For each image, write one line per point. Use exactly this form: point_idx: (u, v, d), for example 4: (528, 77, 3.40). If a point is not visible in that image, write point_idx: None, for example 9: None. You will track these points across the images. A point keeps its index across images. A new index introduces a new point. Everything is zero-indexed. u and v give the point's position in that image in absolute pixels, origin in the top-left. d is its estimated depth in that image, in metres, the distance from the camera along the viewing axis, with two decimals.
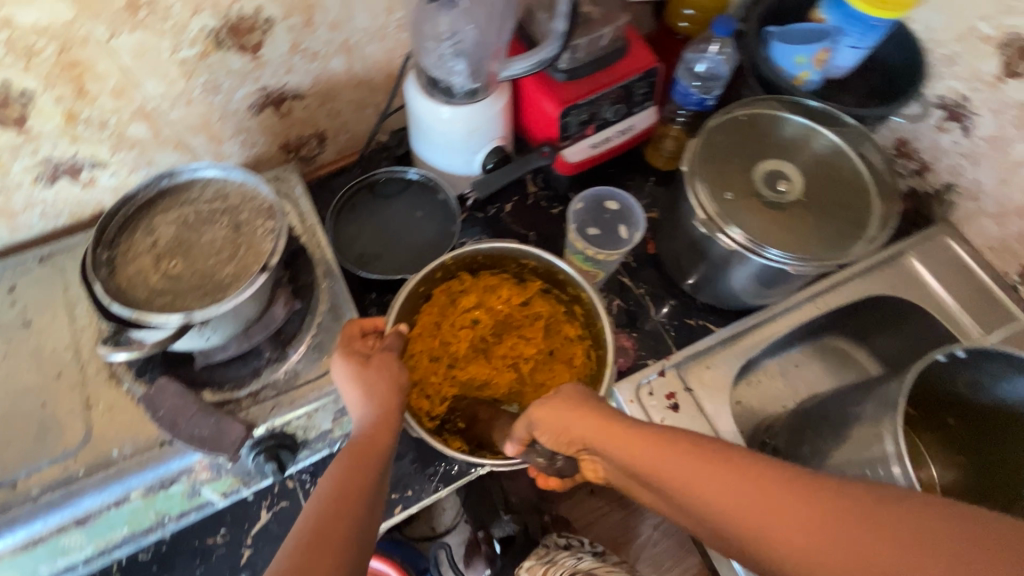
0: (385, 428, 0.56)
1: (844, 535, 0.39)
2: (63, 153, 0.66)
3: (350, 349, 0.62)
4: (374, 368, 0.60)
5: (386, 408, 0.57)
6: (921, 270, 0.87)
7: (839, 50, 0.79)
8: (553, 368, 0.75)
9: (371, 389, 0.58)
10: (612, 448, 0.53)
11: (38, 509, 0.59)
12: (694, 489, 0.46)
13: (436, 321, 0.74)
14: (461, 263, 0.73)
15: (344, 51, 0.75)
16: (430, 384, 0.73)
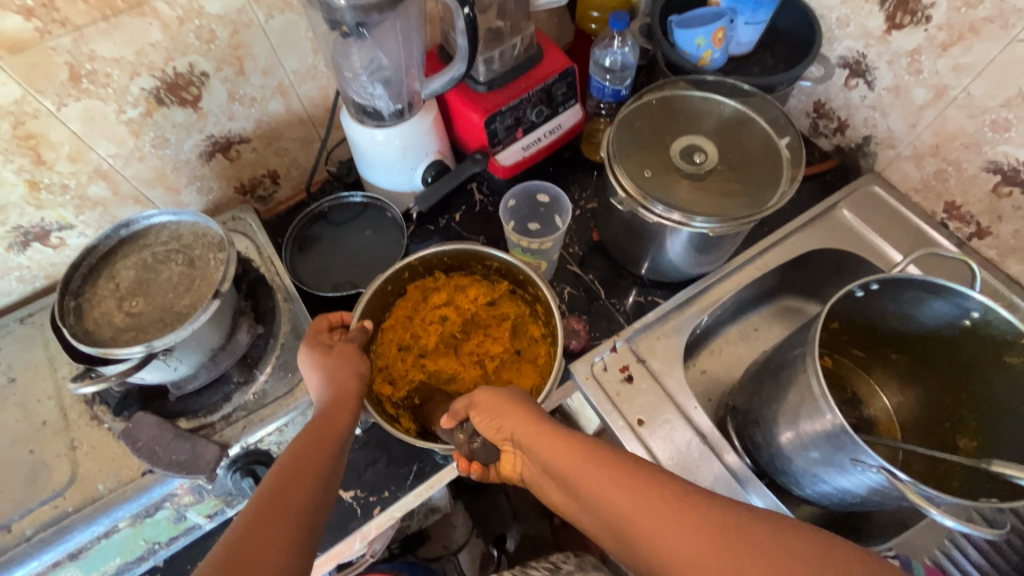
0: (345, 407, 0.60)
1: (693, 533, 0.46)
2: (31, 219, 0.73)
3: (313, 339, 0.67)
4: (334, 355, 0.64)
5: (345, 389, 0.62)
6: (854, 221, 0.90)
7: (738, 27, 0.86)
8: (520, 368, 0.79)
9: (331, 374, 0.62)
10: (533, 444, 0.59)
11: (32, 547, 0.62)
12: (609, 504, 0.51)
13: (408, 315, 0.80)
14: (429, 263, 0.79)
15: (280, 93, 0.81)
16: (396, 370, 0.77)
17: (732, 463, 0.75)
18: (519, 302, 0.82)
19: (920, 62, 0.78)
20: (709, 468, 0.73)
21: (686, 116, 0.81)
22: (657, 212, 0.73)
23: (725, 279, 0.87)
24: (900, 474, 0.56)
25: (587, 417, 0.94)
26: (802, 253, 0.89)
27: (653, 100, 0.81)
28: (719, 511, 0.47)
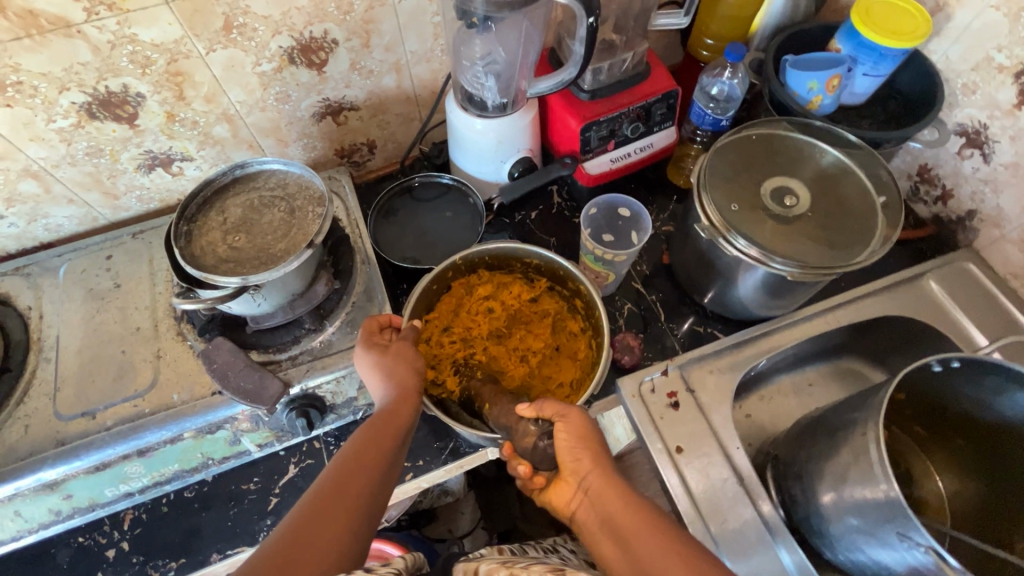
0: (403, 408, 0.64)
1: None
2: (161, 146, 0.80)
3: (374, 338, 0.70)
4: (391, 355, 0.68)
5: (403, 390, 0.65)
6: (943, 295, 0.86)
7: (855, 76, 0.84)
8: (559, 363, 0.80)
9: (390, 374, 0.66)
10: (604, 495, 0.62)
11: (110, 437, 0.69)
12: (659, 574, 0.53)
13: (453, 311, 0.81)
14: (471, 263, 0.80)
15: (395, 70, 0.86)
16: (439, 366, 0.78)
17: (766, 512, 0.73)
18: (557, 299, 0.84)
19: None
20: (741, 511, 0.73)
21: (783, 158, 0.80)
22: (737, 246, 0.73)
23: (790, 327, 0.86)
24: (952, 560, 0.54)
25: (615, 437, 0.95)
26: (878, 316, 0.86)
27: (752, 134, 0.81)
28: None
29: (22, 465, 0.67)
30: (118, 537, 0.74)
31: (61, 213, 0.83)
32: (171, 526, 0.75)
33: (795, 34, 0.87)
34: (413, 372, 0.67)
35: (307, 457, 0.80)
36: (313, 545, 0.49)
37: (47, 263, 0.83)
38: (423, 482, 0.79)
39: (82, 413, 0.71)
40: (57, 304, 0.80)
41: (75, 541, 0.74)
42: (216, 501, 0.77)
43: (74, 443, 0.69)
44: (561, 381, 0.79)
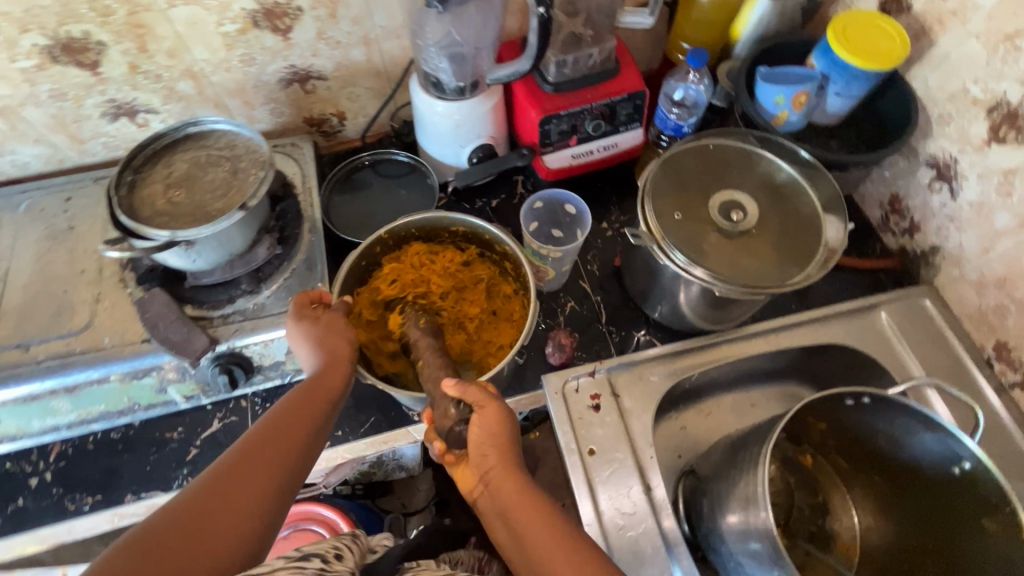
0: (334, 377, 0.66)
1: None
2: (125, 96, 0.82)
3: (308, 309, 0.70)
4: (324, 325, 0.68)
5: (336, 360, 0.66)
6: (891, 328, 0.84)
7: (826, 95, 0.81)
8: (498, 327, 0.80)
9: (323, 343, 0.67)
10: (505, 488, 0.60)
11: (38, 370, 0.72)
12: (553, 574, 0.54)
13: (386, 285, 0.80)
14: (398, 237, 0.80)
15: (363, 43, 0.86)
16: (373, 345, 0.78)
17: (667, 527, 0.73)
18: (490, 264, 0.83)
19: (1012, 185, 0.72)
20: (642, 519, 0.73)
21: (737, 170, 0.78)
22: (671, 257, 0.71)
23: (730, 343, 0.84)
24: None
25: None
26: (821, 343, 0.84)
27: (709, 144, 0.79)
28: None
29: None
30: (43, 467, 0.77)
31: (27, 151, 0.86)
32: (94, 464, 0.78)
33: (772, 46, 0.85)
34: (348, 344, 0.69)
35: (232, 414, 0.82)
36: (225, 508, 0.52)
37: (10, 198, 0.86)
38: (339, 453, 0.80)
39: (17, 345, 0.74)
40: (12, 239, 0.83)
41: (2, 466, 0.77)
42: (140, 445, 0.79)
43: (5, 372, 0.72)
44: (500, 343, 0.78)
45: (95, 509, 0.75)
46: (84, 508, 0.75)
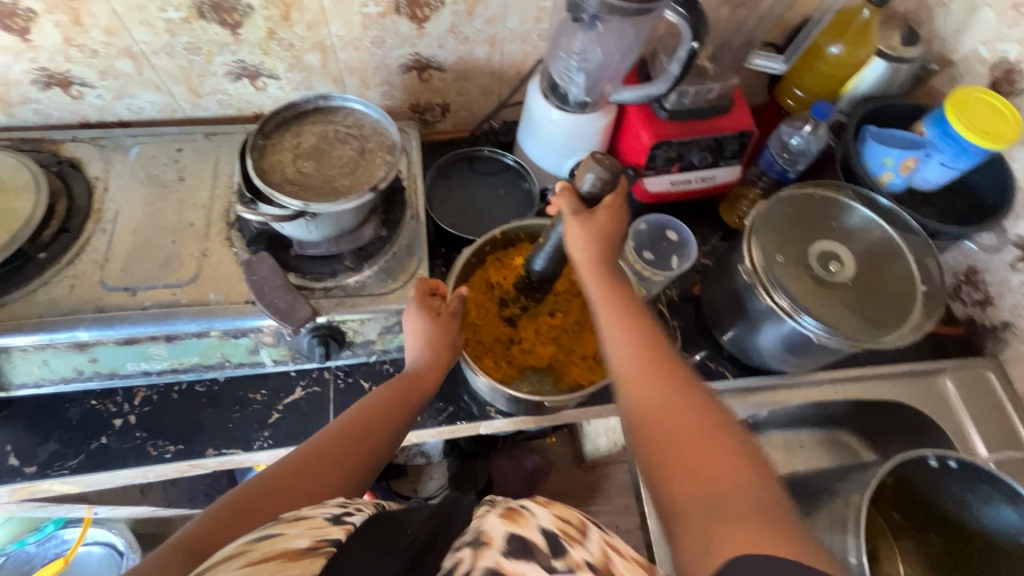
0: (430, 374, 0.70)
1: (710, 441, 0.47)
2: (254, 59, 0.83)
3: (426, 300, 0.72)
4: (440, 324, 0.71)
5: (429, 358, 0.70)
6: (956, 397, 0.88)
7: (930, 164, 0.84)
8: (581, 339, 0.82)
9: (431, 342, 0.70)
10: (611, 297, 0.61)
11: (143, 316, 0.73)
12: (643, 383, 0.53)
13: (488, 283, 0.83)
14: (507, 240, 0.83)
15: (489, 43, 0.88)
16: (472, 336, 0.80)
17: None
18: None
19: None
20: None
21: (837, 226, 0.81)
22: (772, 297, 0.73)
23: (798, 385, 0.88)
24: None
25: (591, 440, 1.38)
26: (886, 399, 0.88)
27: (813, 194, 0.82)
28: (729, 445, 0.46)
29: (62, 321, 0.72)
30: (127, 410, 0.79)
31: (145, 97, 0.87)
32: (176, 413, 0.79)
33: (883, 108, 0.88)
34: (446, 349, 0.72)
35: (314, 384, 0.84)
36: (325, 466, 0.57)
37: (122, 141, 0.87)
38: (414, 437, 0.82)
39: (124, 288, 0.75)
40: (122, 182, 0.84)
41: (88, 402, 0.78)
42: (223, 401, 0.81)
43: (112, 313, 0.73)
44: (585, 354, 0.81)
45: (176, 458, 0.76)
46: (165, 456, 0.76)
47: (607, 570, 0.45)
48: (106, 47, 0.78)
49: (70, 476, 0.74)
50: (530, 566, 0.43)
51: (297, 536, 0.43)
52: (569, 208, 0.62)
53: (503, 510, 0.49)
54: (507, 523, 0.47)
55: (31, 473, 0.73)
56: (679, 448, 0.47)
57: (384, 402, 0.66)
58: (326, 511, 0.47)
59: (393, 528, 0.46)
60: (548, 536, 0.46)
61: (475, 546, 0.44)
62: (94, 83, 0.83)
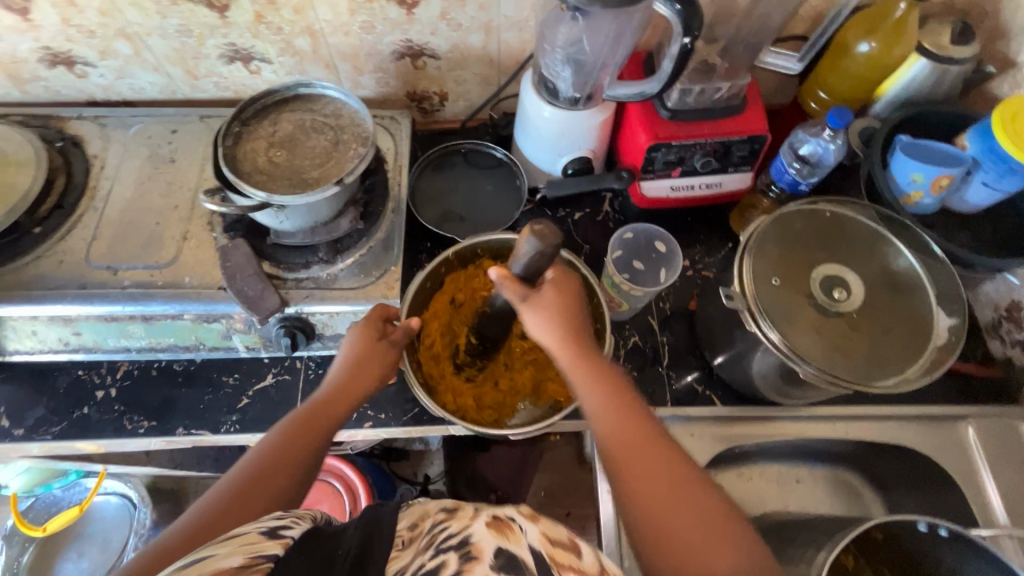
0: (355, 385, 0.65)
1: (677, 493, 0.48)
2: (245, 42, 0.83)
3: (374, 317, 0.70)
4: (378, 345, 0.67)
5: (365, 365, 0.66)
6: (977, 449, 0.78)
7: (970, 182, 0.74)
8: (556, 349, 0.81)
9: (359, 362, 0.66)
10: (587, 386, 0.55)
11: (121, 296, 0.75)
12: (618, 436, 0.52)
13: (450, 304, 0.81)
14: (469, 254, 0.80)
15: (484, 30, 0.83)
16: (433, 359, 0.78)
17: None
18: None
19: None
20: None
21: (851, 249, 0.72)
22: (760, 327, 0.66)
23: (793, 419, 0.80)
24: None
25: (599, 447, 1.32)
26: (893, 442, 0.79)
27: (826, 211, 0.73)
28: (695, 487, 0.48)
29: (47, 295, 0.75)
30: (110, 382, 0.82)
31: (146, 78, 0.89)
32: (154, 389, 0.82)
33: (922, 115, 0.77)
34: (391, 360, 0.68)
35: (286, 372, 0.84)
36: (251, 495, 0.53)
37: (123, 120, 0.89)
38: (379, 435, 0.81)
39: (107, 267, 0.78)
40: (118, 160, 0.86)
41: (76, 372, 0.82)
42: (199, 381, 0.83)
43: (93, 290, 0.76)
44: (560, 369, 0.79)
45: (149, 434, 0.79)
46: (139, 430, 0.79)
47: (557, 535, 0.44)
48: (103, 28, 0.79)
49: (53, 441, 0.78)
50: (482, 545, 0.41)
51: (229, 555, 0.40)
52: (517, 297, 0.58)
53: (489, 519, 0.44)
54: (495, 537, 0.42)
55: (19, 435, 0.78)
56: (662, 509, 0.47)
57: (315, 414, 0.61)
58: (261, 527, 0.45)
59: (319, 547, 0.42)
60: (538, 558, 0.41)
61: (461, 559, 0.40)
62: (97, 63, 0.85)
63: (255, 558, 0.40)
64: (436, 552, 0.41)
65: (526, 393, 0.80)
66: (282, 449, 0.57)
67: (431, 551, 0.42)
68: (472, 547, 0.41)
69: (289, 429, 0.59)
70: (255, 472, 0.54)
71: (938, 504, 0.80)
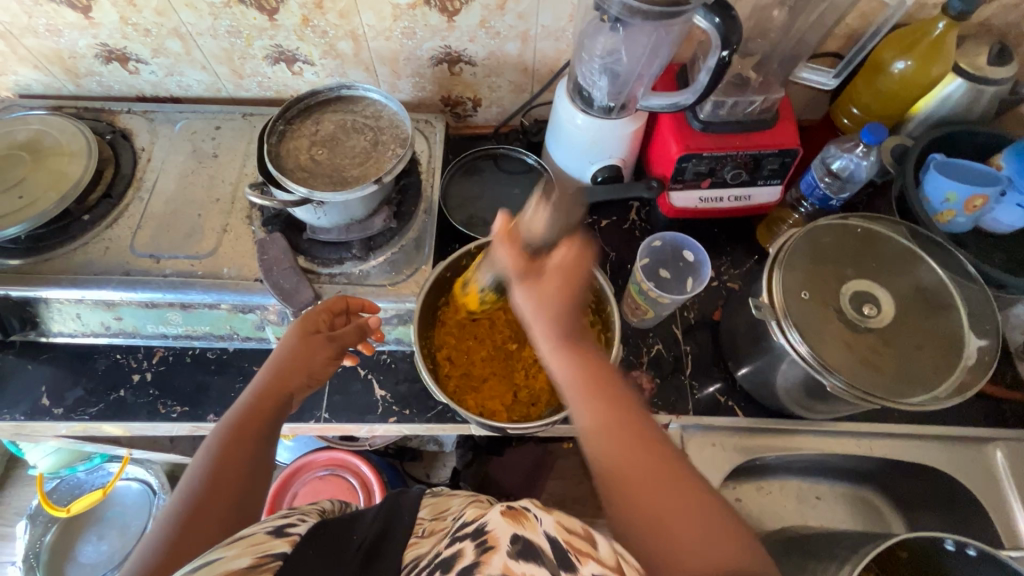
0: (288, 380, 0.64)
1: (666, 502, 0.45)
2: (290, 44, 0.86)
3: (323, 312, 0.70)
4: (311, 342, 0.67)
5: (305, 364, 0.66)
6: (1004, 472, 0.77)
7: (1005, 204, 0.74)
8: None
9: (295, 363, 0.65)
10: (580, 406, 0.51)
11: (163, 283, 0.78)
12: (615, 454, 0.48)
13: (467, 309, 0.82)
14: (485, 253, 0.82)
15: (521, 39, 0.86)
16: (452, 368, 0.79)
17: None
18: None
19: None
20: None
21: (879, 264, 0.72)
22: (790, 340, 0.66)
23: (813, 433, 0.80)
24: None
25: None
26: (916, 462, 0.79)
27: (856, 227, 0.74)
28: (692, 482, 0.46)
29: (93, 280, 0.78)
30: (145, 367, 0.84)
31: (193, 76, 0.92)
32: (186, 377, 0.84)
33: (957, 135, 0.77)
34: (332, 360, 0.69)
35: None
36: (201, 515, 0.50)
37: (169, 115, 0.93)
38: (403, 431, 0.83)
39: (150, 255, 0.81)
40: (164, 153, 0.89)
41: (113, 355, 0.84)
42: (230, 370, 0.84)
43: (136, 276, 0.79)
44: None
45: (181, 419, 0.81)
46: (172, 415, 0.81)
47: (572, 526, 0.40)
48: (157, 27, 0.83)
49: (90, 421, 0.80)
50: (497, 533, 0.39)
51: (238, 556, 0.40)
52: (516, 270, 0.57)
53: (505, 509, 0.42)
54: (510, 524, 0.40)
55: (58, 414, 0.80)
56: (665, 504, 0.45)
57: (253, 411, 0.59)
58: (266, 525, 0.45)
59: (338, 533, 0.46)
60: (555, 543, 0.38)
61: (478, 547, 0.38)
62: (148, 60, 0.89)
63: (268, 556, 0.40)
64: (454, 540, 0.41)
65: (545, 403, 0.78)
66: (226, 454, 0.54)
67: (449, 539, 0.41)
68: (488, 537, 0.39)
69: (227, 432, 0.57)
70: (202, 489, 0.52)
71: (964, 527, 0.79)
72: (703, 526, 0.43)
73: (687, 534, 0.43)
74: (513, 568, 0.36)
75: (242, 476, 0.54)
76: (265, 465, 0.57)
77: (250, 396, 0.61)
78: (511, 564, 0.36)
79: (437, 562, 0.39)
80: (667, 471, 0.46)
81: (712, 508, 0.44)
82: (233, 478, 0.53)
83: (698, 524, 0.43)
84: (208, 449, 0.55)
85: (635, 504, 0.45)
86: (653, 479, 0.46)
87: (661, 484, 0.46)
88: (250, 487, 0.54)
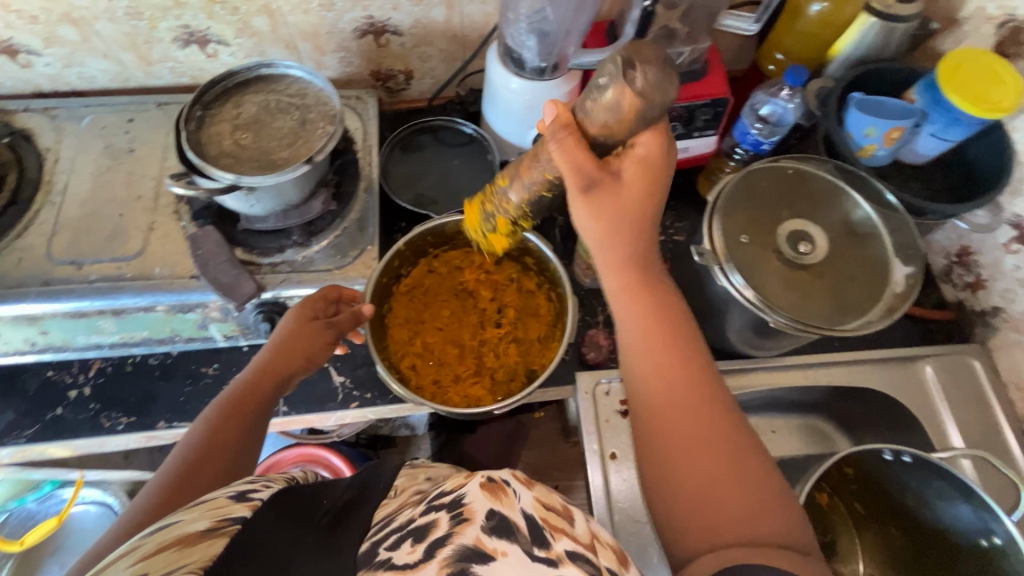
0: (285, 363, 0.64)
1: (697, 460, 0.48)
2: (199, 24, 0.80)
3: (319, 299, 0.69)
4: (312, 327, 0.67)
5: (304, 349, 0.66)
6: (935, 386, 0.83)
7: (920, 134, 0.79)
8: (522, 321, 0.83)
9: (291, 346, 0.65)
10: (640, 344, 0.53)
11: (89, 289, 0.73)
12: (660, 402, 0.51)
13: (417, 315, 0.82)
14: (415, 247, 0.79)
15: (446, 4, 0.83)
16: (423, 372, 0.78)
17: None
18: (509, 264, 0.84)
19: None
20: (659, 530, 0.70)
21: (810, 201, 0.75)
22: (734, 283, 0.68)
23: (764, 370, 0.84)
24: None
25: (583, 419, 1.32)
26: (859, 386, 0.84)
27: (787, 168, 0.76)
28: (738, 437, 0.49)
29: (9, 294, 0.72)
30: (82, 381, 0.80)
31: (96, 65, 0.85)
32: (130, 385, 0.80)
33: (874, 73, 0.81)
34: (330, 345, 0.69)
35: None
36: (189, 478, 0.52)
37: (74, 111, 0.86)
38: (367, 415, 0.82)
39: (70, 262, 0.75)
40: (73, 152, 0.83)
41: (45, 373, 0.80)
42: (177, 374, 0.82)
43: (58, 286, 0.73)
44: (532, 339, 0.82)
45: (129, 430, 0.78)
46: (117, 428, 0.78)
47: (552, 501, 0.38)
48: (45, 13, 0.76)
49: (27, 444, 0.76)
50: (473, 507, 0.35)
51: (196, 519, 0.39)
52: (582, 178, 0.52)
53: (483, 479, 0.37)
54: (488, 499, 0.35)
55: None
56: (692, 458, 0.48)
57: (248, 391, 0.61)
58: (230, 490, 0.44)
59: (304, 499, 0.44)
60: (532, 522, 0.35)
61: (452, 518, 0.35)
62: (41, 51, 0.81)
63: (227, 519, 0.39)
64: (425, 510, 0.37)
65: (522, 374, 0.80)
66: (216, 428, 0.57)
67: (421, 507, 0.38)
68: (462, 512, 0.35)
69: (220, 409, 0.59)
70: (194, 456, 0.54)
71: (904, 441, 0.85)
72: (742, 495, 0.46)
73: (713, 493, 0.46)
74: (485, 543, 0.33)
75: (231, 451, 0.56)
76: (251, 447, 0.58)
77: (246, 375, 0.62)
78: (484, 538, 0.33)
79: (406, 531, 0.36)
80: (722, 426, 0.49)
81: (752, 474, 0.47)
82: (219, 454, 0.55)
83: (730, 490, 0.46)
84: (204, 421, 0.57)
85: (665, 454, 0.49)
86: (698, 438, 0.48)
87: (705, 444, 0.48)
88: (234, 463, 0.56)
